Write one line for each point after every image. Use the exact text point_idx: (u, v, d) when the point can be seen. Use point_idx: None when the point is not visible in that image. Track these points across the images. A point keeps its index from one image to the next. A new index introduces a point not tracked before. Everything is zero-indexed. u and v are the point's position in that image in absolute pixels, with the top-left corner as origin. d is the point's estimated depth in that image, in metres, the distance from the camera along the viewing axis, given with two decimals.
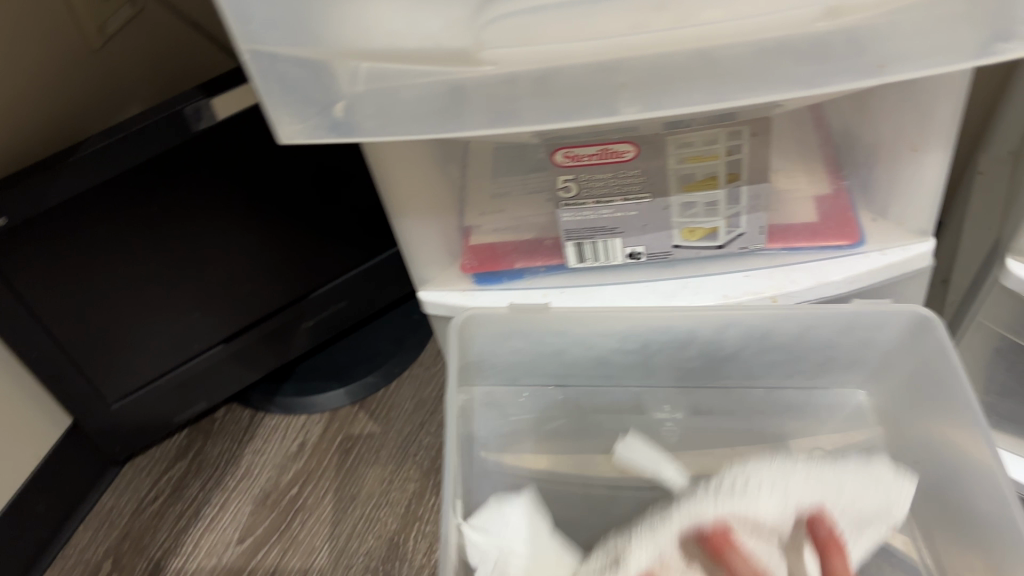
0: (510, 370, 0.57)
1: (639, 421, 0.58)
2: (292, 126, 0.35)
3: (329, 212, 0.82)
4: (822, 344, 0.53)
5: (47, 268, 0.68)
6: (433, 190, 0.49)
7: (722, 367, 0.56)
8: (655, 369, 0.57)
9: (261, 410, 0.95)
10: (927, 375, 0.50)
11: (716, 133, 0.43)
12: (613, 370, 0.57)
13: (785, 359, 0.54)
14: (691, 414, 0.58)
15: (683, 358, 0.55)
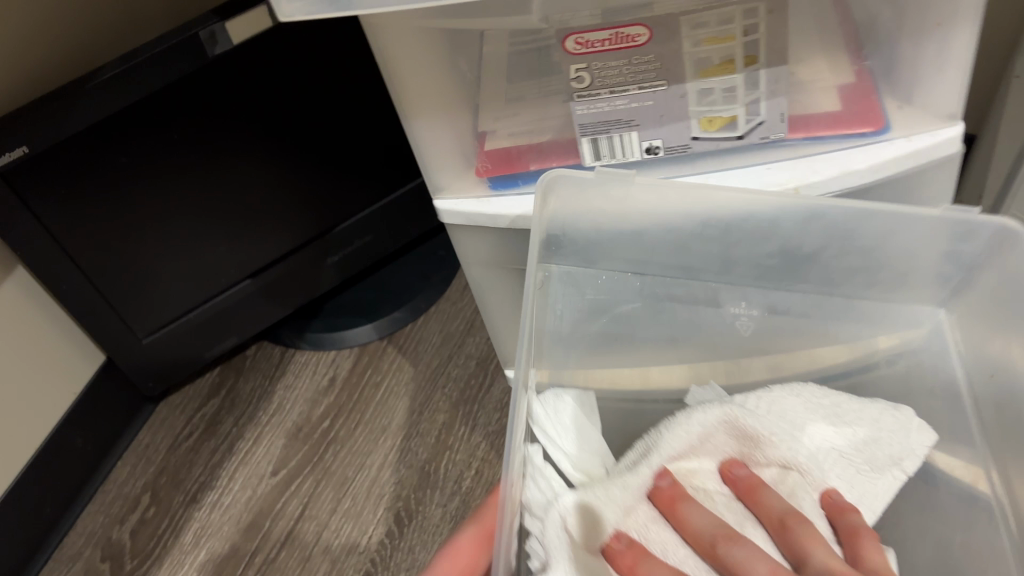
0: (583, 258, 0.53)
1: (710, 314, 0.56)
2: (291, 3, 0.36)
3: (352, 144, 0.81)
4: (904, 240, 0.49)
5: (71, 200, 0.68)
6: (439, 82, 0.48)
7: (805, 263, 0.53)
8: (734, 264, 0.54)
9: (291, 346, 0.96)
10: (1008, 287, 0.47)
11: (730, 12, 0.42)
12: (691, 261, 0.54)
13: (862, 254, 0.51)
14: (765, 312, 0.56)
15: (762, 249, 0.52)
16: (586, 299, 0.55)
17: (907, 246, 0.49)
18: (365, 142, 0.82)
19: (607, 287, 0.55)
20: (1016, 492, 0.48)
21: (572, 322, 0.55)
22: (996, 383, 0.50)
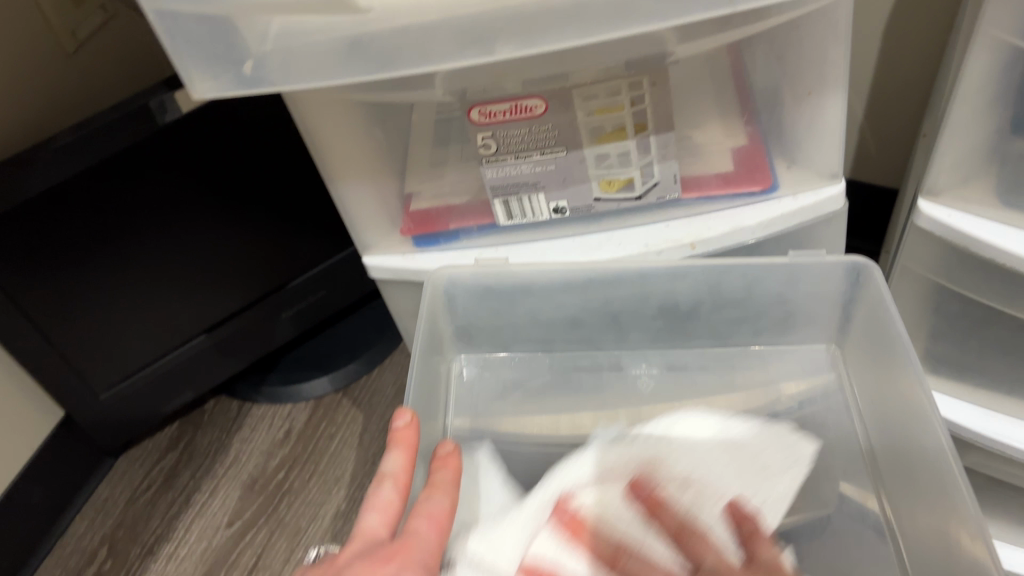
0: (495, 341, 0.61)
1: (616, 378, 0.59)
2: (205, 83, 0.39)
3: (303, 203, 0.85)
4: (773, 287, 0.55)
5: (28, 262, 0.71)
6: (362, 155, 0.51)
7: (688, 321, 0.58)
8: (627, 329, 0.59)
9: (248, 400, 0.98)
10: (874, 323, 0.52)
11: (617, 84, 0.46)
12: (587, 330, 0.60)
13: (740, 307, 0.57)
14: (666, 370, 0.59)
15: (647, 315, 0.58)
16: (500, 377, 0.60)
17: (778, 292, 0.55)
18: (316, 203, 0.86)
19: (518, 364, 0.61)
20: (913, 527, 0.49)
21: (484, 395, 0.59)
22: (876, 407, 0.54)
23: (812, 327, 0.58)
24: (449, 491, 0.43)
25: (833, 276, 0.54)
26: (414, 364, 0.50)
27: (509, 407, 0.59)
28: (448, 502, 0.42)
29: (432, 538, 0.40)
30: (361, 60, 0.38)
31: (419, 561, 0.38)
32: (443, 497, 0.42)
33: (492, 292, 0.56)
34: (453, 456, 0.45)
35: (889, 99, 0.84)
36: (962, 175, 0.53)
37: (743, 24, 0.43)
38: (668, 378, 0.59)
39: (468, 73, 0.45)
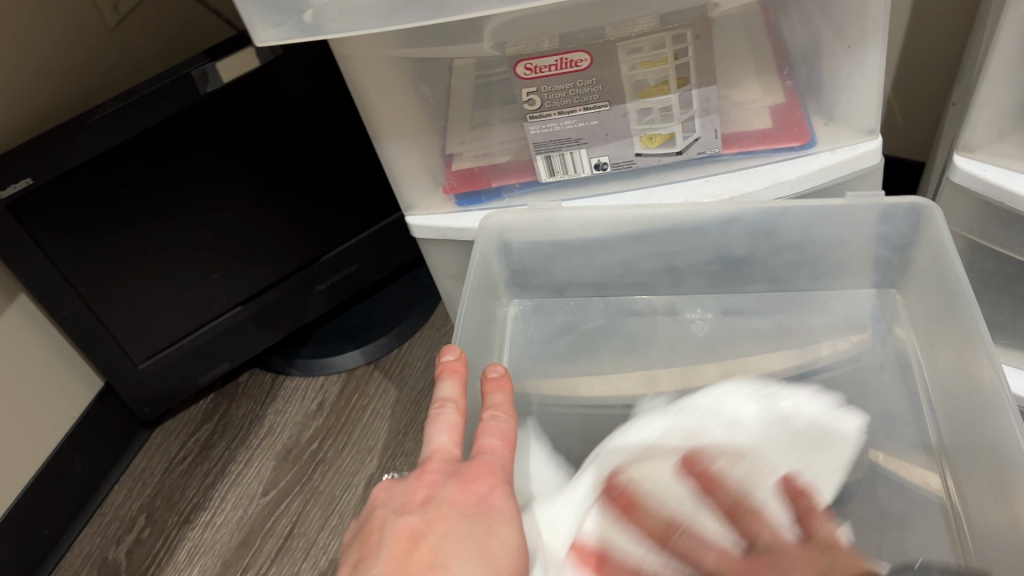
0: (550, 286, 0.64)
1: (671, 322, 0.62)
2: (266, 30, 0.40)
3: (337, 175, 0.86)
4: (829, 229, 0.56)
5: (73, 227, 0.72)
6: (406, 110, 0.53)
7: (743, 267, 0.60)
8: (682, 274, 0.62)
9: (281, 373, 1.00)
10: (938, 280, 0.52)
11: (661, 37, 0.47)
12: (642, 275, 0.62)
13: (794, 250, 0.59)
14: (720, 315, 0.62)
15: (704, 260, 0.60)
16: (556, 321, 0.64)
17: (835, 233, 0.57)
18: (350, 174, 0.87)
19: (571, 310, 0.64)
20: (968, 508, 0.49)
21: (540, 340, 0.63)
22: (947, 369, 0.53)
23: (875, 270, 0.59)
24: (509, 410, 0.47)
25: (891, 216, 0.55)
26: (466, 291, 0.53)
27: (564, 350, 0.62)
28: (511, 419, 0.46)
29: (505, 454, 0.44)
30: (416, 6, 0.39)
31: (501, 477, 0.42)
32: (505, 415, 0.46)
33: (556, 237, 0.58)
34: (504, 378, 0.49)
35: (913, 76, 0.85)
36: (997, 130, 0.54)
37: None
38: (723, 323, 0.61)
39: (516, 24, 0.46)
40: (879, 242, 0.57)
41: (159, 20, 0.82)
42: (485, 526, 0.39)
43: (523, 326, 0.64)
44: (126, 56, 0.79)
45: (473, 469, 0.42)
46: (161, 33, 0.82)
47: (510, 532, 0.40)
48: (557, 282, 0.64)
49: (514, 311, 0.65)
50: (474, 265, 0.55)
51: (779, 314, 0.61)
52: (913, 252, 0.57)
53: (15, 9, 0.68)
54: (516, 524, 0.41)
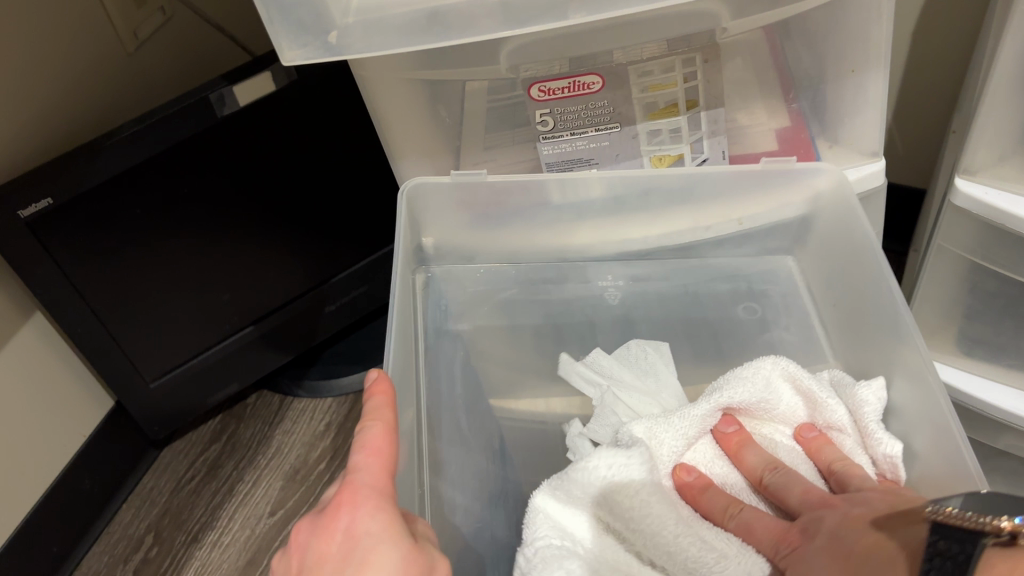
0: (461, 256, 0.63)
1: (583, 288, 0.63)
2: (294, 51, 0.41)
3: (349, 199, 0.88)
4: (736, 197, 0.57)
5: (90, 246, 0.73)
6: (423, 133, 0.55)
7: (647, 244, 0.60)
8: (591, 246, 0.61)
9: (289, 394, 1.01)
10: (857, 277, 0.54)
11: (671, 61, 0.48)
12: (558, 249, 0.62)
13: (703, 219, 0.58)
14: (630, 282, 0.63)
15: (622, 231, 0.59)
16: (469, 291, 0.63)
17: (742, 201, 0.57)
18: (362, 197, 0.89)
19: (486, 279, 0.64)
20: None
21: (455, 312, 0.62)
22: (856, 356, 0.55)
23: (772, 236, 0.61)
24: (384, 413, 0.41)
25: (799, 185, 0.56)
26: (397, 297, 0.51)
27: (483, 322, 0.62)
28: (383, 421, 0.40)
29: (375, 465, 0.38)
30: (440, 28, 0.40)
31: (368, 494, 0.36)
32: (374, 421, 0.40)
33: (478, 219, 0.59)
34: (381, 383, 0.43)
35: (912, 104, 0.86)
36: (997, 153, 0.56)
37: (794, 1, 0.46)
38: (635, 289, 0.63)
39: (533, 47, 0.47)
40: (778, 210, 0.58)
41: (171, 43, 0.84)
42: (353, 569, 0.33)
43: (441, 298, 0.62)
44: (140, 79, 0.81)
45: (334, 502, 0.36)
46: (172, 54, 0.84)
47: (386, 555, 0.34)
48: (467, 252, 0.62)
49: (424, 280, 0.61)
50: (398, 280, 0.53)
51: (681, 278, 0.63)
52: (810, 222, 0.58)
53: (36, 32, 0.69)
54: (391, 540, 0.35)
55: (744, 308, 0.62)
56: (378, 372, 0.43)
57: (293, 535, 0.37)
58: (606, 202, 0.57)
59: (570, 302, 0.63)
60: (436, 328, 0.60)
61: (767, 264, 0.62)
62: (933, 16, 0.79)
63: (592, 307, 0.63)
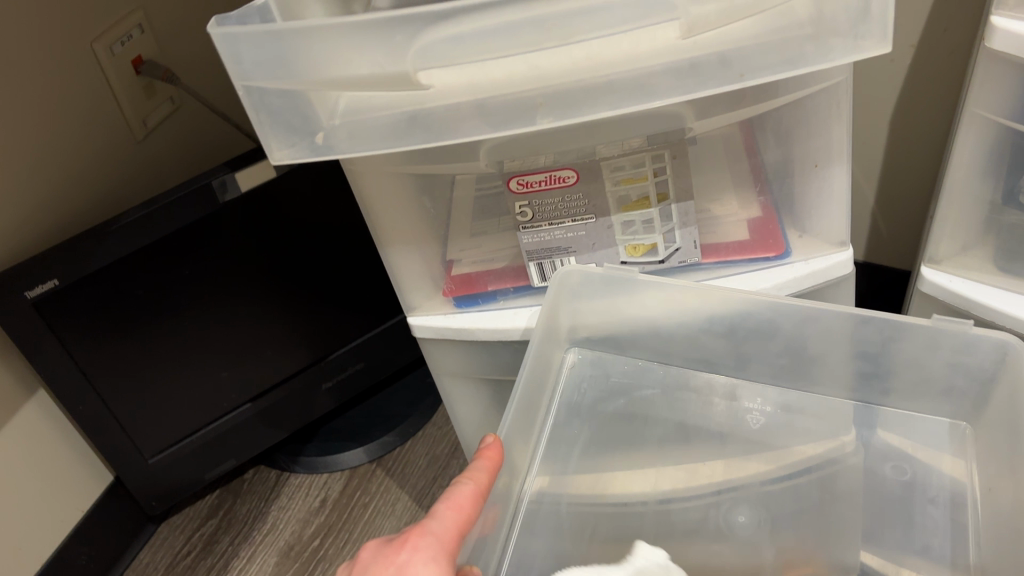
0: (613, 346, 0.64)
1: (726, 405, 0.61)
2: (280, 150, 0.43)
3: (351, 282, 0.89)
4: (911, 350, 0.55)
5: (93, 324, 0.76)
6: (411, 223, 0.57)
7: (813, 364, 0.59)
8: (748, 359, 0.61)
9: (286, 470, 1.02)
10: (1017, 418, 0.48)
11: (641, 157, 0.51)
12: (707, 352, 0.62)
13: (869, 360, 0.57)
14: (777, 410, 0.60)
15: (771, 350, 0.60)
16: (611, 381, 0.63)
17: (913, 358, 0.55)
18: (356, 279, 0.91)
19: (633, 373, 0.63)
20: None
21: (592, 398, 0.62)
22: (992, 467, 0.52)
23: (890, 385, 0.58)
24: (479, 476, 0.48)
25: (976, 349, 0.52)
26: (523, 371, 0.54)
27: (613, 412, 0.61)
28: (475, 483, 0.47)
29: (451, 518, 0.45)
30: (419, 131, 0.43)
31: (431, 542, 0.44)
32: (468, 481, 0.47)
33: (608, 294, 0.58)
34: (493, 447, 0.50)
35: (891, 191, 0.89)
36: (960, 243, 0.58)
37: (754, 102, 0.49)
38: (778, 417, 0.60)
39: (509, 145, 0.50)
40: (952, 369, 0.54)
41: (179, 131, 0.88)
42: None
43: (577, 379, 0.63)
44: (150, 164, 0.85)
45: (404, 536, 0.45)
46: (179, 142, 0.88)
47: None
48: (619, 341, 0.63)
49: (573, 360, 0.64)
50: (529, 363, 0.55)
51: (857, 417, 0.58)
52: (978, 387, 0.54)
53: (49, 124, 0.73)
54: None
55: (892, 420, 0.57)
56: (492, 437, 0.50)
57: (360, 552, 0.46)
58: (738, 317, 0.57)
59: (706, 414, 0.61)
60: (568, 407, 0.62)
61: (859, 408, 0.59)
62: (908, 107, 0.81)
63: (730, 425, 0.60)
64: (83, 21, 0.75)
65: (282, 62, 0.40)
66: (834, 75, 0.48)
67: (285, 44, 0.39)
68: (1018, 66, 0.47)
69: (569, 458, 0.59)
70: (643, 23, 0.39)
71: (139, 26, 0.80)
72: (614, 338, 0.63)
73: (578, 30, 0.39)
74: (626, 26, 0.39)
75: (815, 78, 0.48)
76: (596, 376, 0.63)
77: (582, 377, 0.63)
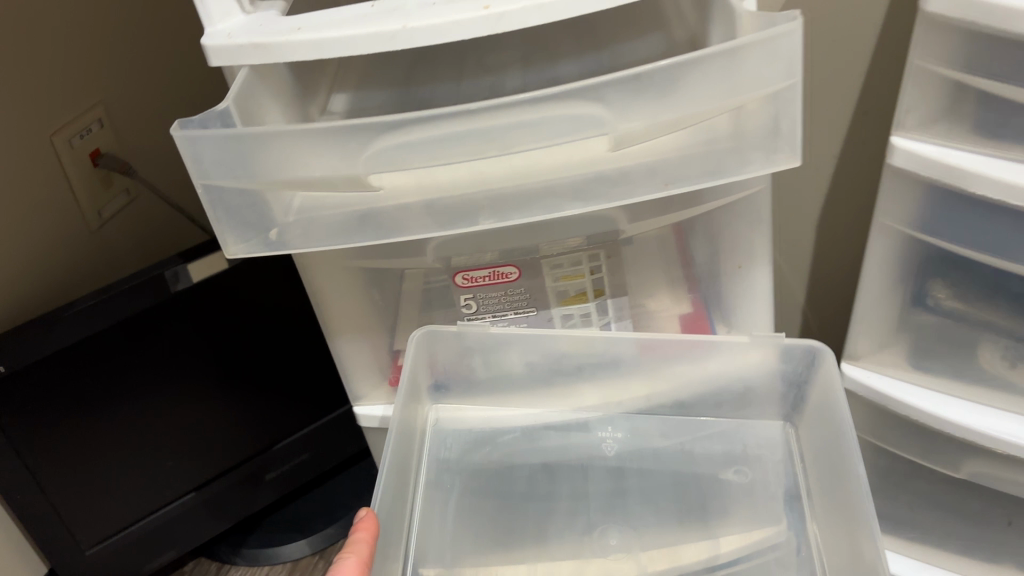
0: (473, 401, 0.62)
1: (582, 438, 0.61)
2: (236, 245, 0.45)
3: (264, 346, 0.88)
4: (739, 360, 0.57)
5: (38, 413, 0.76)
6: (358, 315, 0.59)
7: (659, 388, 0.60)
8: (593, 393, 0.61)
9: (227, 562, 1.00)
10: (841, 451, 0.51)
11: (578, 256, 0.54)
12: (556, 392, 0.61)
13: (731, 389, 0.59)
14: (630, 435, 0.61)
15: (618, 381, 0.60)
16: (473, 435, 0.61)
17: (745, 365, 0.58)
18: (303, 368, 0.92)
19: (490, 424, 0.62)
20: None
21: (494, 452, 0.61)
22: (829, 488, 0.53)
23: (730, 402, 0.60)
24: (361, 547, 0.47)
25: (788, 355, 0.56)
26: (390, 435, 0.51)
27: (482, 464, 0.60)
28: (358, 556, 0.47)
29: None
30: (370, 229, 0.46)
31: None
32: (348, 554, 0.47)
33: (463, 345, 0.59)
34: (368, 519, 0.48)
35: (819, 293, 0.93)
36: (878, 340, 0.61)
37: (682, 207, 0.53)
38: (634, 444, 0.61)
39: (453, 243, 0.53)
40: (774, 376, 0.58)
41: (133, 223, 0.90)
42: None
43: (442, 438, 0.61)
44: (103, 254, 0.86)
45: None
46: (133, 234, 0.90)
47: None
48: (474, 394, 0.62)
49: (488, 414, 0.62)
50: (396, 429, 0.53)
51: (682, 436, 0.61)
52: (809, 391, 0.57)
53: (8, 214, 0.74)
54: None
55: (736, 471, 0.58)
56: (366, 508, 0.48)
57: None
58: (599, 359, 0.59)
59: (535, 453, 0.61)
60: (437, 468, 0.59)
61: (724, 430, 0.60)
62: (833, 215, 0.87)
63: (588, 460, 0.60)
64: (41, 117, 0.77)
65: (240, 164, 0.42)
66: (755, 184, 0.52)
67: (244, 149, 0.42)
68: (918, 180, 0.52)
69: (444, 517, 0.57)
70: (578, 137, 0.42)
71: (99, 121, 0.83)
72: (471, 389, 0.62)
73: (515, 141, 0.42)
74: (560, 139, 0.42)
75: (737, 186, 0.52)
76: (459, 432, 0.61)
77: (447, 436, 0.61)
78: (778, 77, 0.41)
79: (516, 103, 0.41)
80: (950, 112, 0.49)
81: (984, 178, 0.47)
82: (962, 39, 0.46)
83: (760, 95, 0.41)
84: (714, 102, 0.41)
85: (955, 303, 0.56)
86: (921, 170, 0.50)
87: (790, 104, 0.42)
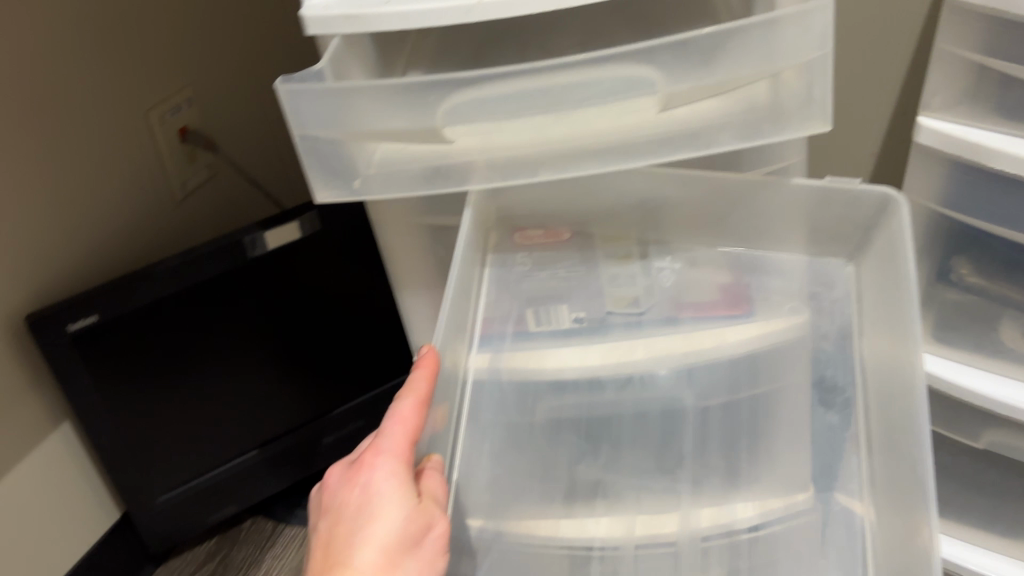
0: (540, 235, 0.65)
1: (643, 273, 0.64)
2: (326, 189, 0.52)
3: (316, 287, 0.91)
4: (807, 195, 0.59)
5: (123, 361, 0.83)
6: (424, 272, 0.65)
7: (726, 220, 0.62)
8: (663, 220, 0.64)
9: (283, 522, 1.06)
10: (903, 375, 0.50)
11: None
12: (627, 218, 0.64)
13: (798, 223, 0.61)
14: (687, 266, 0.64)
15: (686, 210, 0.63)
16: (531, 313, 0.62)
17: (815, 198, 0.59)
18: (363, 337, 0.98)
19: (545, 307, 0.62)
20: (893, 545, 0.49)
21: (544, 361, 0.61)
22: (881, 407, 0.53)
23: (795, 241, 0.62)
24: (420, 382, 0.47)
25: (862, 201, 0.57)
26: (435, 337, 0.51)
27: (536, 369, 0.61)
28: (417, 392, 0.46)
29: (400, 433, 0.45)
30: (444, 180, 0.52)
31: (387, 457, 0.44)
32: (407, 394, 0.46)
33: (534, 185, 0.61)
34: (427, 356, 0.48)
35: None
36: None
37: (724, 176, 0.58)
38: (691, 274, 0.63)
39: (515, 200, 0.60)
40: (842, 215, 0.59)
41: (214, 197, 0.97)
42: (362, 519, 0.43)
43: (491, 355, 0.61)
44: (187, 224, 0.94)
45: (361, 460, 0.45)
46: (213, 207, 0.97)
47: (387, 516, 0.43)
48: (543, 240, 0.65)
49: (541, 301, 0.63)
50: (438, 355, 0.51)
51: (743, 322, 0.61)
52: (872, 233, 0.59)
53: (105, 179, 0.82)
54: (399, 497, 0.43)
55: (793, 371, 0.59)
56: (427, 346, 0.48)
57: (333, 478, 0.47)
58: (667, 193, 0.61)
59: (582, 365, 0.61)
60: (488, 388, 0.61)
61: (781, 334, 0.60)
62: None
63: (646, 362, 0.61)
64: (138, 93, 0.85)
65: (334, 114, 0.48)
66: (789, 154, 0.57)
67: (338, 102, 0.48)
68: (944, 157, 0.56)
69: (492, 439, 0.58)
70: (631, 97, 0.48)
71: (188, 100, 0.90)
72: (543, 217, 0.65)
73: (577, 98, 0.48)
74: (615, 100, 0.48)
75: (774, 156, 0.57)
76: (516, 315, 0.62)
77: (497, 342, 0.62)
78: (812, 49, 0.46)
79: (576, 64, 0.46)
80: (973, 94, 0.53)
81: (1002, 153, 0.51)
82: (984, 26, 0.50)
83: (795, 65, 0.47)
84: (754, 72, 0.47)
85: (976, 278, 0.61)
86: (946, 146, 0.54)
87: (822, 74, 0.47)
